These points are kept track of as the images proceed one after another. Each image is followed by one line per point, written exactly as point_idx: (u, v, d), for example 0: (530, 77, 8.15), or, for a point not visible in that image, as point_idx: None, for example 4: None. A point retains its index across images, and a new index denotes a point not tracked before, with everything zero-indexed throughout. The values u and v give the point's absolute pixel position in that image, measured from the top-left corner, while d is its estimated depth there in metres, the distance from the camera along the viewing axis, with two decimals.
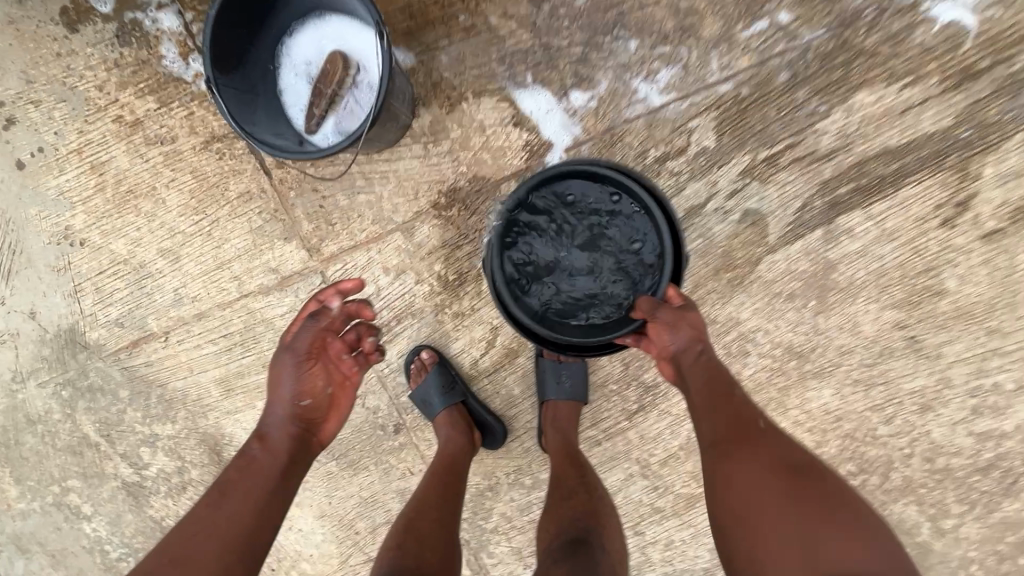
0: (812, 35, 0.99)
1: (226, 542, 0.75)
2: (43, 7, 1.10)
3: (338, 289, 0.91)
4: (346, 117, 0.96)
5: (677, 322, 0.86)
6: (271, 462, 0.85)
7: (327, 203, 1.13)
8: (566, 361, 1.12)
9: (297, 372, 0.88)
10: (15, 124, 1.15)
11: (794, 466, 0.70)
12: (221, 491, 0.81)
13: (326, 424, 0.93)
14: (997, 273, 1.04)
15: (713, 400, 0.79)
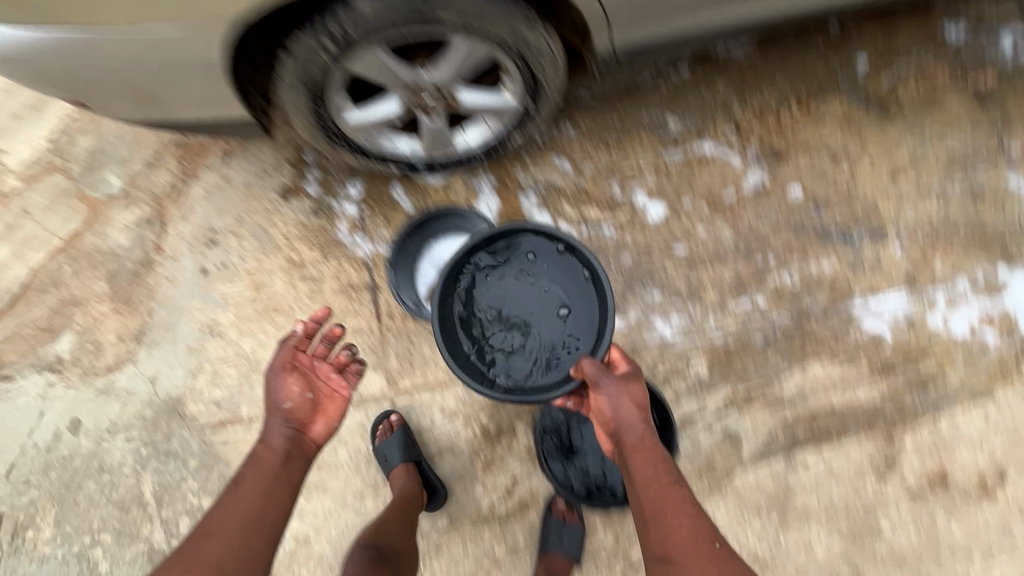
0: (778, 318, 1.43)
1: (241, 517, 0.97)
2: (271, 180, 1.63)
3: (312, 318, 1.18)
4: None
5: (620, 395, 1.06)
6: (267, 458, 1.05)
7: (413, 349, 1.49)
8: (570, 519, 1.35)
9: (281, 383, 1.12)
10: (215, 244, 1.61)
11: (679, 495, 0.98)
12: (232, 485, 1.02)
13: (314, 425, 1.14)
14: (922, 531, 1.34)
15: (658, 485, 0.98)
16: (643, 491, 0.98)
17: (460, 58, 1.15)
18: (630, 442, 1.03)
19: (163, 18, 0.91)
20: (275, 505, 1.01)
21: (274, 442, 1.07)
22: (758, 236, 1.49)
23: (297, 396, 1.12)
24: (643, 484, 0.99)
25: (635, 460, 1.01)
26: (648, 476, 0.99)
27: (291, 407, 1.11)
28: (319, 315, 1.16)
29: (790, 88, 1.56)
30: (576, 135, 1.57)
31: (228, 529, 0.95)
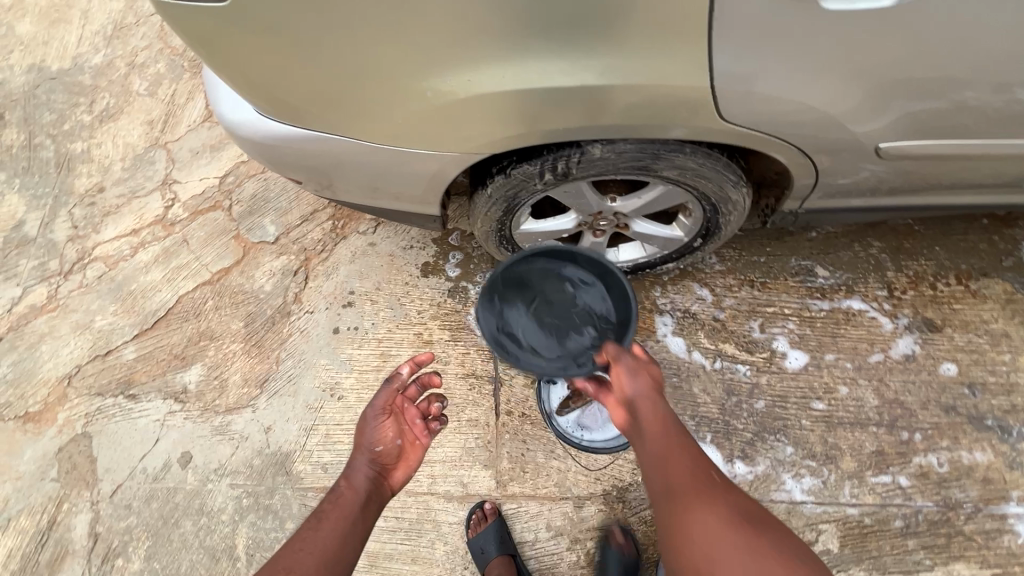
0: (921, 503, 1.34)
1: (318, 559, 0.88)
2: (414, 255, 1.69)
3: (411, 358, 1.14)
4: (587, 415, 1.47)
5: (639, 370, 0.95)
6: (350, 499, 0.98)
7: (527, 454, 1.46)
8: (628, 551, 1.33)
9: (375, 424, 1.07)
10: (351, 306, 1.67)
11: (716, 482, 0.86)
12: (312, 522, 0.96)
13: (396, 472, 1.07)
14: None
15: (677, 458, 0.86)
16: (660, 470, 0.86)
17: (648, 195, 1.18)
18: (645, 415, 0.90)
19: (425, 141, 0.93)
20: (350, 550, 0.93)
21: (358, 481, 1.02)
22: (904, 408, 1.42)
23: (387, 440, 1.07)
24: (656, 460, 0.87)
25: (647, 433, 0.89)
26: (667, 449, 0.87)
27: (379, 450, 1.06)
28: (421, 359, 1.11)
29: (950, 263, 1.54)
30: (720, 268, 1.58)
31: (304, 569, 0.86)
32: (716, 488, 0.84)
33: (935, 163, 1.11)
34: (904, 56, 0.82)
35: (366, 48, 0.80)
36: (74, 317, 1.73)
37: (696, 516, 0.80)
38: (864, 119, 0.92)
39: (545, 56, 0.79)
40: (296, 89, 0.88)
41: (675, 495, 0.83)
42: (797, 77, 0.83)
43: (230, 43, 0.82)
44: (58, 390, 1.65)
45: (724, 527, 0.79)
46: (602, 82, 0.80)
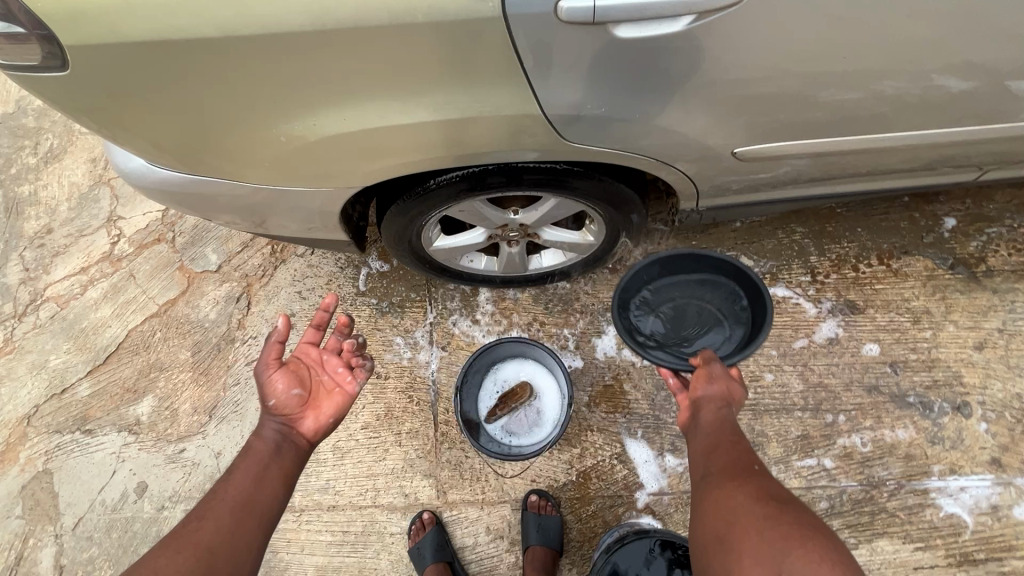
0: (845, 483, 1.38)
1: (232, 505, 0.92)
2: (351, 274, 1.72)
3: (317, 309, 1.15)
4: (514, 422, 1.45)
5: (719, 380, 1.07)
6: (260, 452, 1.00)
7: (465, 460, 1.50)
8: (546, 512, 1.41)
9: (265, 379, 1.06)
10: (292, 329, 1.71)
11: (749, 470, 0.88)
12: (225, 480, 0.97)
13: (305, 419, 1.07)
14: None
15: (718, 447, 0.94)
16: (704, 456, 0.95)
17: (550, 208, 1.23)
18: (704, 414, 1.02)
19: (301, 178, 1.01)
20: (266, 491, 0.96)
21: (264, 434, 1.02)
22: (828, 392, 1.45)
23: (281, 390, 1.05)
24: (702, 451, 0.96)
25: (703, 429, 1.00)
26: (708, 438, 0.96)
27: (274, 403, 1.05)
28: (325, 304, 1.13)
29: (872, 243, 1.56)
30: None
31: (218, 516, 0.90)
32: (752, 473, 0.88)
33: (807, 159, 1.17)
34: (773, 64, 0.88)
35: (216, 107, 0.86)
36: (30, 358, 1.79)
37: (726, 493, 0.85)
38: (707, 125, 0.99)
39: (379, 99, 0.86)
40: (165, 145, 0.93)
41: (708, 474, 0.91)
42: (625, 98, 0.89)
43: (91, 112, 0.86)
44: (18, 430, 1.70)
45: (742, 497, 0.83)
46: (436, 118, 0.88)
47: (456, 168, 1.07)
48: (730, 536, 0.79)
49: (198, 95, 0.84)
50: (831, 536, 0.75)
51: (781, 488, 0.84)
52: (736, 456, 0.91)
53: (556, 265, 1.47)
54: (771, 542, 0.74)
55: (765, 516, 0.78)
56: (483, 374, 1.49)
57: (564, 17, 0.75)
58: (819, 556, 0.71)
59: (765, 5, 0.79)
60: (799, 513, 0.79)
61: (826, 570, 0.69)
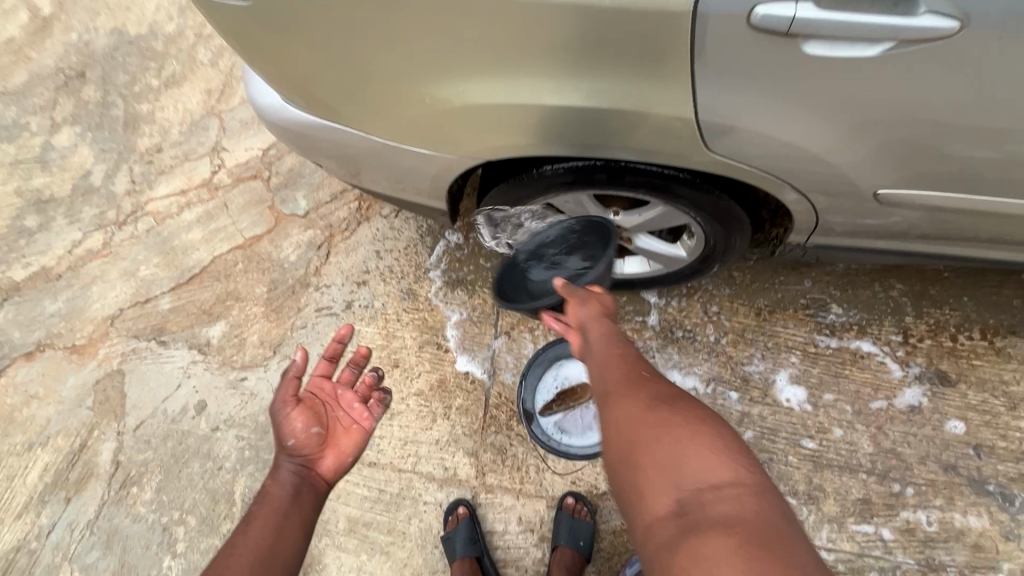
0: (901, 559, 1.30)
1: (254, 553, 0.94)
2: (429, 244, 1.75)
3: (332, 342, 1.32)
4: (569, 420, 1.47)
5: (591, 301, 1.00)
6: (280, 493, 1.05)
7: (509, 448, 1.50)
8: (579, 516, 1.40)
9: (285, 418, 1.16)
10: (364, 286, 1.74)
11: (642, 374, 0.86)
12: (244, 526, 1.00)
13: (322, 458, 1.15)
14: None
15: (609, 361, 0.89)
16: (596, 374, 0.89)
17: (653, 216, 1.22)
18: (590, 334, 0.95)
19: (429, 143, 1.02)
20: (287, 537, 0.98)
21: (283, 477, 1.08)
22: (900, 460, 1.37)
23: (302, 429, 1.15)
24: (594, 366, 0.89)
25: (591, 347, 0.91)
26: (600, 353, 0.90)
27: (293, 444, 1.13)
28: (341, 334, 1.32)
29: (977, 316, 1.46)
30: (727, 294, 1.54)
31: (239, 569, 0.91)
32: (642, 379, 0.86)
33: (938, 215, 1.09)
34: (940, 110, 0.84)
35: (376, 58, 0.89)
36: (122, 265, 1.90)
37: (619, 405, 0.82)
38: (856, 158, 0.95)
39: (524, 79, 0.87)
40: (311, 85, 0.97)
41: (602, 394, 0.86)
42: (784, 115, 0.86)
43: (261, 40, 0.91)
44: (102, 328, 1.82)
45: (635, 411, 0.80)
46: (572, 107, 0.88)
47: (578, 158, 1.06)
48: (631, 451, 0.76)
49: (356, 44, 0.87)
50: (719, 420, 0.77)
51: (673, 386, 0.85)
52: (632, 363, 0.88)
53: (639, 275, 1.45)
54: (667, 446, 0.73)
55: (658, 418, 0.77)
56: (545, 368, 1.52)
57: (756, 22, 0.74)
58: (712, 449, 0.72)
59: (956, 48, 0.75)
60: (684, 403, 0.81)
61: (717, 460, 0.71)
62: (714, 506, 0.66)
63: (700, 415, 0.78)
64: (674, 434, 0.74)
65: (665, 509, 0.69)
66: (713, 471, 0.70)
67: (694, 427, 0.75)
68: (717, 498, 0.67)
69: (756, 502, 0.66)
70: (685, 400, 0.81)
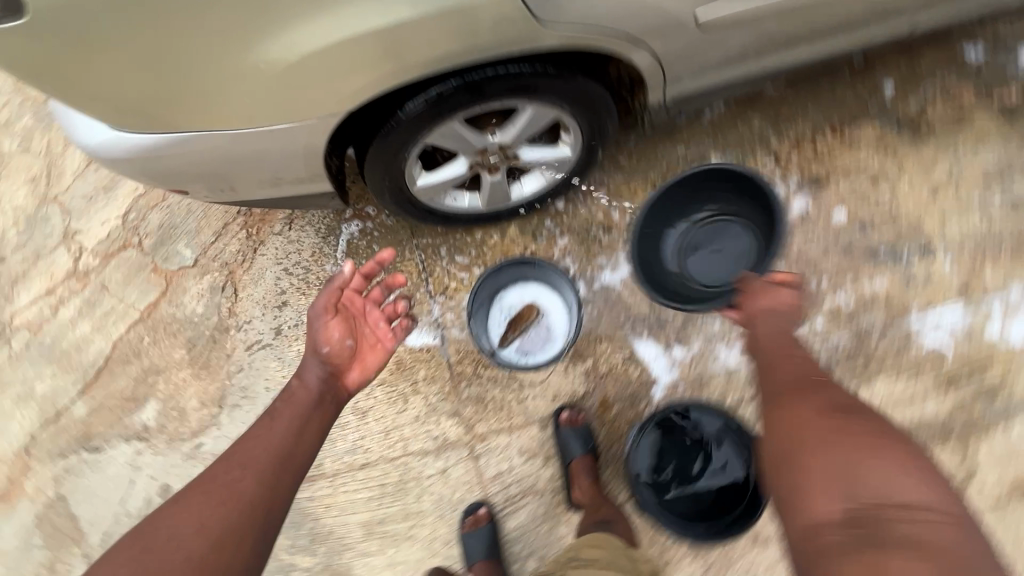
0: (838, 339, 1.49)
1: (275, 454, 0.98)
2: (334, 241, 1.70)
3: (370, 263, 1.23)
4: (527, 342, 1.52)
5: (764, 292, 1.11)
6: (305, 397, 1.08)
7: (486, 394, 1.53)
8: (578, 424, 1.47)
9: (320, 324, 1.15)
10: (287, 306, 1.68)
11: (825, 392, 0.92)
12: (268, 422, 1.04)
13: (349, 372, 1.16)
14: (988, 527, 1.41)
15: (779, 364, 0.99)
16: (768, 376, 0.99)
17: (528, 122, 1.26)
18: (760, 322, 1.07)
19: (281, 115, 0.99)
20: (304, 443, 1.02)
21: (309, 381, 1.11)
22: (809, 260, 1.55)
23: (336, 338, 1.15)
24: (767, 366, 1.01)
25: (760, 341, 1.05)
26: (769, 345, 1.03)
27: (326, 350, 1.14)
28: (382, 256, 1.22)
29: (824, 119, 1.65)
30: (622, 180, 1.64)
31: (261, 466, 0.96)
32: (812, 387, 0.93)
33: (756, 30, 1.22)
34: None
35: (190, 36, 0.87)
36: (14, 390, 1.70)
37: (791, 407, 0.90)
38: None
39: (346, 9, 0.89)
40: (139, 96, 0.93)
41: (776, 395, 0.94)
42: None
43: (63, 62, 0.86)
44: (21, 463, 1.64)
45: (808, 411, 0.88)
46: (403, 20, 0.91)
47: (433, 84, 1.08)
48: (800, 452, 0.83)
49: (165, 29, 0.85)
50: (903, 441, 0.82)
51: (850, 403, 0.89)
52: (800, 377, 0.96)
53: (539, 191, 1.50)
54: (838, 457, 0.79)
55: (836, 431, 0.83)
56: (489, 303, 1.53)
57: None
58: (896, 462, 0.77)
59: None
60: (869, 423, 0.85)
61: (899, 475, 0.76)
62: (897, 520, 0.71)
63: (880, 434, 0.83)
64: (848, 441, 0.81)
65: (835, 513, 0.75)
66: (903, 489, 0.74)
67: (876, 443, 0.80)
68: (909, 516, 0.72)
69: (948, 527, 0.71)
70: (867, 419, 0.86)
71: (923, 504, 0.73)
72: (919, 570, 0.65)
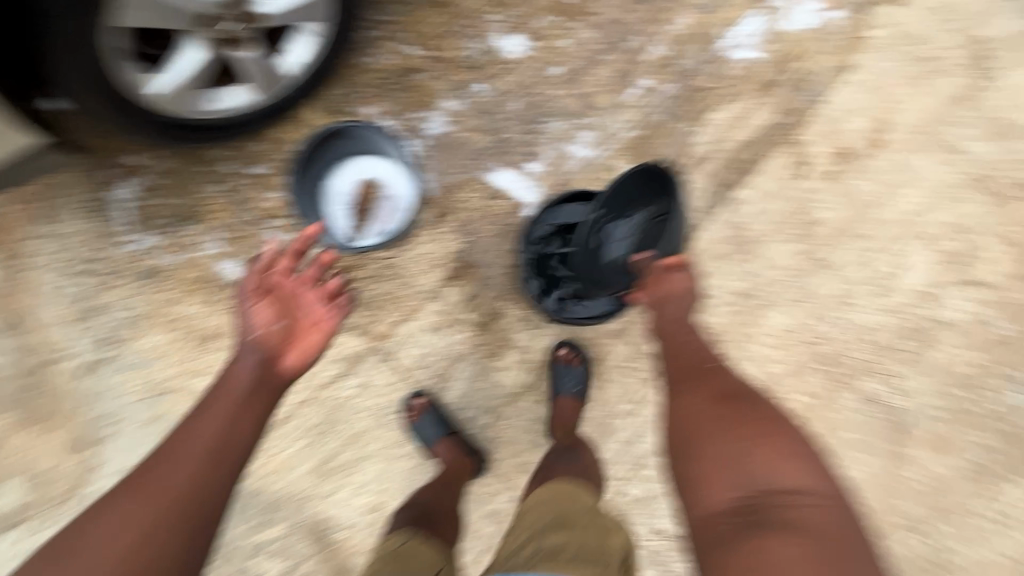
0: (666, 88, 1.46)
1: (199, 451, 0.85)
2: (112, 217, 1.39)
3: (298, 236, 1.03)
4: (381, 222, 1.33)
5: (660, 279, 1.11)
6: (236, 386, 0.94)
7: (368, 294, 1.43)
8: (574, 363, 1.42)
9: (247, 309, 1.00)
10: (102, 310, 1.41)
11: (728, 394, 1.01)
12: (199, 412, 0.92)
13: (284, 357, 0.98)
14: (854, 197, 1.47)
15: (680, 357, 1.08)
16: (671, 360, 1.08)
17: None
18: (670, 308, 1.10)
19: None
20: (237, 441, 0.88)
21: (241, 368, 0.95)
22: (612, 21, 1.46)
23: (264, 321, 0.99)
24: (669, 355, 1.09)
25: (667, 322, 1.11)
26: (669, 329, 1.11)
27: (256, 334, 0.98)
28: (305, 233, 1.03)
29: None
30: (398, 11, 1.42)
31: (187, 462, 0.84)
32: (706, 375, 1.04)
33: None
34: None
35: None
36: None
37: (686, 401, 1.01)
38: None
39: None
40: None
41: (672, 381, 1.06)
42: None
43: None
44: None
45: (699, 405, 0.99)
46: None
47: None
48: (693, 439, 0.95)
49: None
50: (783, 428, 0.95)
51: (745, 396, 1.01)
52: (703, 369, 1.05)
53: (312, 56, 1.24)
54: (730, 442, 0.91)
55: (723, 419, 0.95)
56: (319, 202, 1.31)
57: None
58: (777, 450, 0.90)
59: None
60: (752, 411, 0.97)
61: (781, 461, 0.87)
62: (778, 506, 0.83)
63: (767, 422, 0.95)
64: (740, 439, 0.91)
65: (724, 499, 0.87)
66: (783, 473, 0.86)
67: (762, 426, 0.94)
68: (785, 500, 0.83)
69: (817, 501, 0.84)
70: (758, 409, 0.98)
71: (802, 489, 0.85)
72: (780, 539, 0.78)
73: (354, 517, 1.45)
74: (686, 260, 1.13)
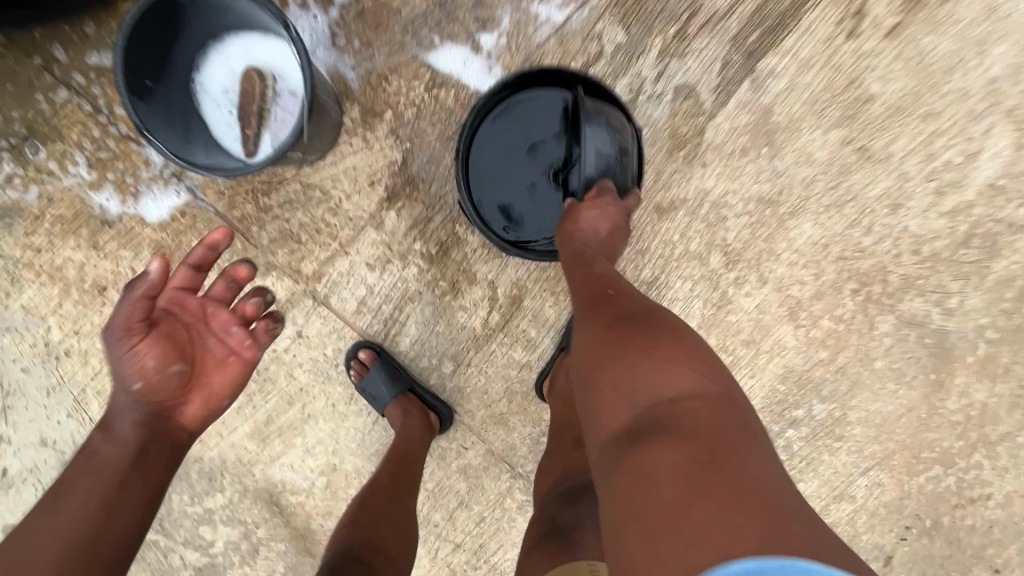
0: None
1: (69, 540, 0.73)
2: None
3: (198, 248, 0.85)
4: (279, 128, 0.97)
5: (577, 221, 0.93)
6: (118, 451, 0.81)
7: (290, 224, 1.13)
8: None
9: (128, 352, 0.82)
10: None
11: (630, 312, 0.74)
12: (58, 492, 0.79)
13: (184, 407, 0.88)
14: (920, 61, 1.10)
15: (586, 283, 0.83)
16: (577, 289, 0.84)
17: None
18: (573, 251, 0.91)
19: None
20: (121, 517, 0.78)
21: (122, 430, 0.83)
22: None
23: (153, 368, 0.83)
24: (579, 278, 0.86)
25: (576, 264, 0.89)
26: (578, 259, 0.89)
27: (140, 387, 0.84)
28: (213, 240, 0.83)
29: None
30: None
31: (45, 558, 0.71)
32: (613, 296, 0.78)
33: None
34: None
35: None
36: None
37: (585, 328, 0.76)
38: None
39: None
40: None
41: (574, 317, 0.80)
42: None
43: None
44: None
45: (596, 332, 0.73)
46: None
47: None
48: (591, 372, 0.70)
49: None
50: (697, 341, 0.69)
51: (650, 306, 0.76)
52: (604, 290, 0.80)
53: None
54: (624, 362, 0.66)
55: (620, 340, 0.69)
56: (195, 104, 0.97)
57: None
58: (678, 360, 0.65)
59: None
60: (662, 324, 0.71)
61: (679, 374, 0.63)
62: (676, 419, 0.59)
63: (675, 334, 0.69)
64: (639, 362, 0.65)
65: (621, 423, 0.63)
66: (680, 382, 0.62)
67: (663, 333, 0.68)
68: (686, 412, 0.59)
69: (721, 408, 0.60)
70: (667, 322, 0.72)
71: (699, 395, 0.61)
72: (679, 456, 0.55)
73: (307, 481, 1.24)
74: (608, 185, 0.95)
